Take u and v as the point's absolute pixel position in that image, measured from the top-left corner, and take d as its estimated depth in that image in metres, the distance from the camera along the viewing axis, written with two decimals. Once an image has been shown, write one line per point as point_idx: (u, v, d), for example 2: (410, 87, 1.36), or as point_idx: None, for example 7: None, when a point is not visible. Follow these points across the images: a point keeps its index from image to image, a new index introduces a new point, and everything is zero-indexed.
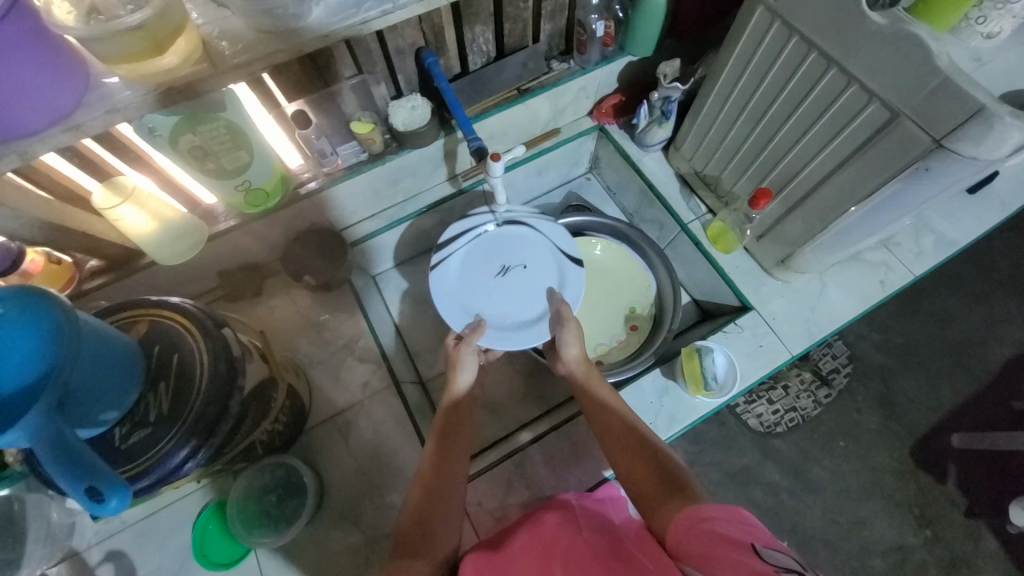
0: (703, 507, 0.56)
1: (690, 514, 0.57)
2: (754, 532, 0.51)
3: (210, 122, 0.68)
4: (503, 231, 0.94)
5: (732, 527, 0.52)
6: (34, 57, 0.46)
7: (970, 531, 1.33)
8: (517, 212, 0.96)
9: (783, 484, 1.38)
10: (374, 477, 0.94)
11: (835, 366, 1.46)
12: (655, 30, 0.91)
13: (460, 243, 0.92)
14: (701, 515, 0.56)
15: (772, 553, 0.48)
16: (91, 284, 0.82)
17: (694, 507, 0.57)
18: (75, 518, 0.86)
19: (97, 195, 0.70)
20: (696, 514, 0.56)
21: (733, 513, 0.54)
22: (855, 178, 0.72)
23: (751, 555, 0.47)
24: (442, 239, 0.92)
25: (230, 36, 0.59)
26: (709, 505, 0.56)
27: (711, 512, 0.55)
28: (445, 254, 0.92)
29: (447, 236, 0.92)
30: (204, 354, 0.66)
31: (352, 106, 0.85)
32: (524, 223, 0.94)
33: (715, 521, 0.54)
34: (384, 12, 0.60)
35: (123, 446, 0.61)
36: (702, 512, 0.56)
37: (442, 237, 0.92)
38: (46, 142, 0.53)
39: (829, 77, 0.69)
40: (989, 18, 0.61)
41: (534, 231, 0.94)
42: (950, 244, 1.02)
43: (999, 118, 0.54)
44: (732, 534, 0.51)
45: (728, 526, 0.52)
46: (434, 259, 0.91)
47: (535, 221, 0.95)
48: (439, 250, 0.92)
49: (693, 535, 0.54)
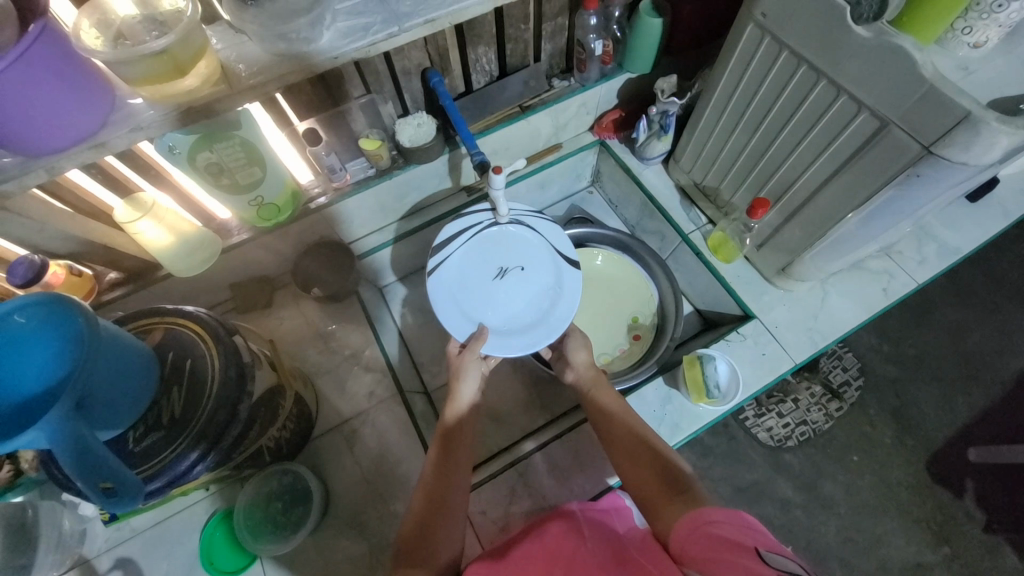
0: (709, 510, 0.56)
1: (693, 517, 0.57)
2: (757, 536, 0.50)
3: (226, 139, 0.72)
4: (502, 231, 0.92)
5: (737, 531, 0.52)
6: (61, 79, 0.49)
7: (990, 548, 1.30)
8: (515, 212, 0.95)
9: (795, 500, 1.36)
10: (379, 486, 0.95)
11: (846, 378, 1.45)
12: (651, 48, 0.95)
13: (457, 245, 0.91)
14: (705, 518, 0.55)
15: (775, 556, 0.47)
16: (109, 295, 0.85)
17: (698, 510, 0.57)
18: (87, 525, 0.89)
19: (119, 209, 0.73)
20: (699, 517, 0.56)
21: (739, 519, 0.53)
22: (849, 186, 0.74)
23: (751, 557, 0.47)
24: (438, 241, 0.91)
25: (248, 60, 0.62)
26: (711, 508, 0.56)
27: (716, 515, 0.55)
28: (442, 257, 0.90)
29: (443, 238, 0.91)
30: (216, 360, 0.68)
31: (361, 124, 0.89)
32: (522, 222, 0.93)
33: (718, 524, 0.53)
34: (390, 34, 0.63)
35: (137, 448, 0.62)
36: (706, 515, 0.56)
37: (438, 241, 0.91)
38: (72, 158, 0.57)
39: (819, 88, 0.71)
40: (975, 29, 0.63)
41: (532, 231, 0.92)
42: (953, 252, 1.03)
43: (986, 124, 0.55)
44: (734, 537, 0.51)
45: (732, 530, 0.52)
46: (430, 264, 0.90)
47: (532, 221, 0.94)
48: (436, 254, 0.90)
49: (696, 538, 0.54)
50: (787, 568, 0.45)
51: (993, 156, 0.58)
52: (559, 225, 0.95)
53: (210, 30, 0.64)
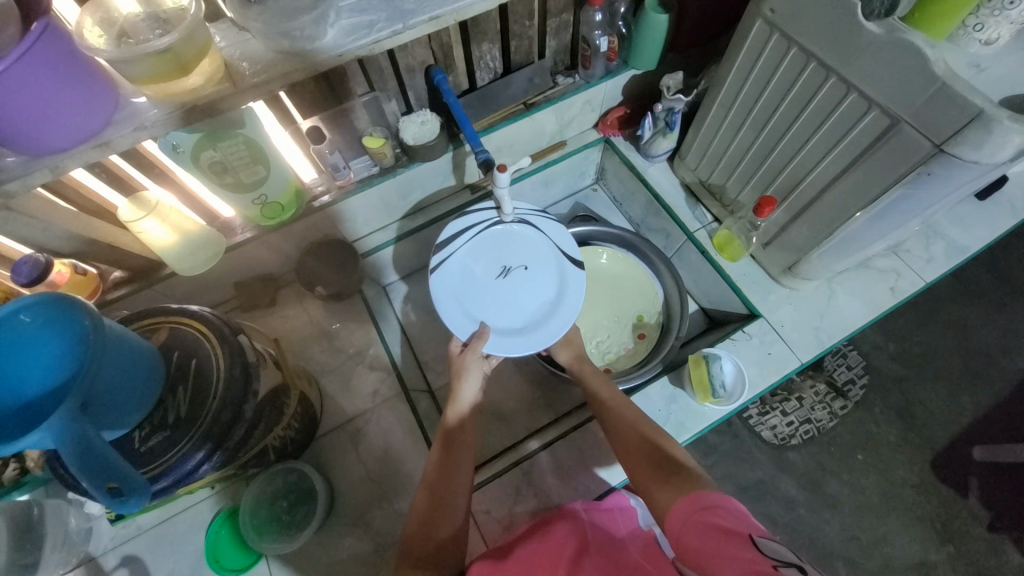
0: (706, 494, 0.55)
1: (689, 501, 0.55)
2: (754, 524, 0.50)
3: (231, 138, 0.72)
4: (507, 229, 0.91)
5: (732, 517, 0.51)
6: (65, 77, 0.49)
7: (994, 547, 1.29)
8: (520, 211, 0.94)
9: (799, 498, 1.35)
10: (384, 485, 0.95)
11: (850, 376, 1.44)
12: (657, 45, 0.94)
13: (460, 242, 0.90)
14: (701, 504, 0.54)
15: (770, 543, 0.46)
16: (114, 294, 0.85)
17: (691, 495, 0.56)
18: (92, 523, 0.89)
19: (123, 209, 0.73)
20: (696, 501, 0.55)
21: (737, 506, 0.53)
22: (858, 184, 0.73)
23: (748, 547, 0.46)
24: (442, 239, 0.90)
25: (250, 57, 0.61)
26: (708, 493, 0.55)
27: (712, 500, 0.54)
28: (445, 254, 0.90)
29: (447, 235, 0.90)
30: (221, 359, 0.68)
31: (365, 122, 0.88)
32: (527, 221, 0.92)
33: (713, 511, 0.53)
34: (395, 32, 0.63)
35: (143, 448, 0.63)
36: (704, 500, 0.54)
37: (442, 237, 0.90)
38: (75, 157, 0.56)
39: (830, 85, 0.70)
40: (986, 25, 0.62)
41: (537, 230, 0.92)
42: (962, 250, 1.02)
43: (999, 122, 0.54)
44: (731, 525, 0.50)
45: (727, 517, 0.51)
46: (433, 261, 0.89)
47: (537, 220, 0.93)
48: (439, 251, 0.90)
49: (692, 525, 0.53)
50: (783, 556, 0.44)
51: (1005, 155, 0.58)
52: (563, 224, 0.94)
53: (214, 27, 0.64)
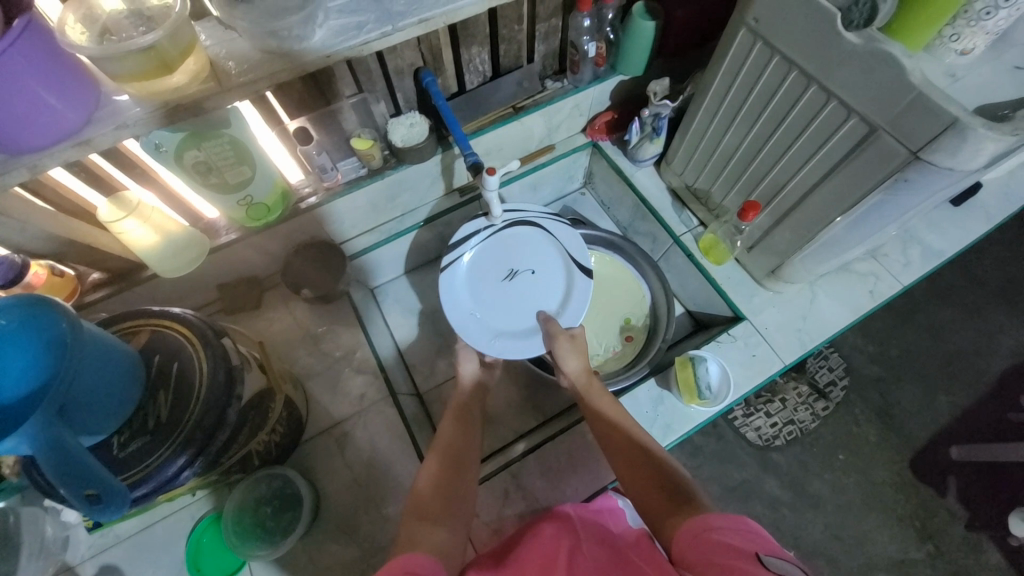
0: (709, 516, 0.55)
1: (695, 524, 0.55)
2: (758, 541, 0.50)
3: (215, 138, 0.70)
4: (516, 232, 0.92)
5: (737, 536, 0.51)
6: (45, 73, 0.48)
7: (970, 544, 1.33)
8: (529, 212, 0.94)
9: (783, 499, 1.37)
10: (371, 489, 0.94)
11: (831, 378, 1.47)
12: (643, 50, 0.95)
13: (472, 243, 0.91)
14: (706, 524, 0.54)
15: (777, 561, 0.47)
16: (92, 296, 0.84)
17: (697, 518, 0.56)
18: (69, 532, 0.86)
19: (103, 209, 0.72)
20: (702, 522, 0.55)
21: (741, 523, 0.53)
22: (839, 189, 0.74)
23: (752, 562, 0.47)
24: (453, 240, 0.91)
25: (238, 57, 0.61)
26: (714, 515, 0.55)
27: (717, 522, 0.54)
28: (456, 255, 0.90)
29: (459, 236, 0.91)
30: (204, 362, 0.67)
31: (352, 123, 0.87)
32: (537, 225, 0.93)
33: (720, 531, 0.53)
34: (384, 34, 0.62)
35: (122, 454, 0.61)
36: (709, 521, 0.55)
37: (454, 238, 0.90)
38: (55, 157, 0.55)
39: (810, 94, 0.72)
40: (962, 36, 0.64)
41: (547, 236, 0.93)
42: (937, 254, 1.05)
43: (973, 130, 0.56)
44: (736, 542, 0.50)
45: (734, 536, 0.51)
46: (445, 260, 0.90)
47: (547, 223, 0.94)
48: (450, 251, 0.90)
49: (698, 544, 0.53)
50: None
51: (978, 162, 0.60)
52: (574, 228, 0.95)
53: (199, 26, 0.63)
